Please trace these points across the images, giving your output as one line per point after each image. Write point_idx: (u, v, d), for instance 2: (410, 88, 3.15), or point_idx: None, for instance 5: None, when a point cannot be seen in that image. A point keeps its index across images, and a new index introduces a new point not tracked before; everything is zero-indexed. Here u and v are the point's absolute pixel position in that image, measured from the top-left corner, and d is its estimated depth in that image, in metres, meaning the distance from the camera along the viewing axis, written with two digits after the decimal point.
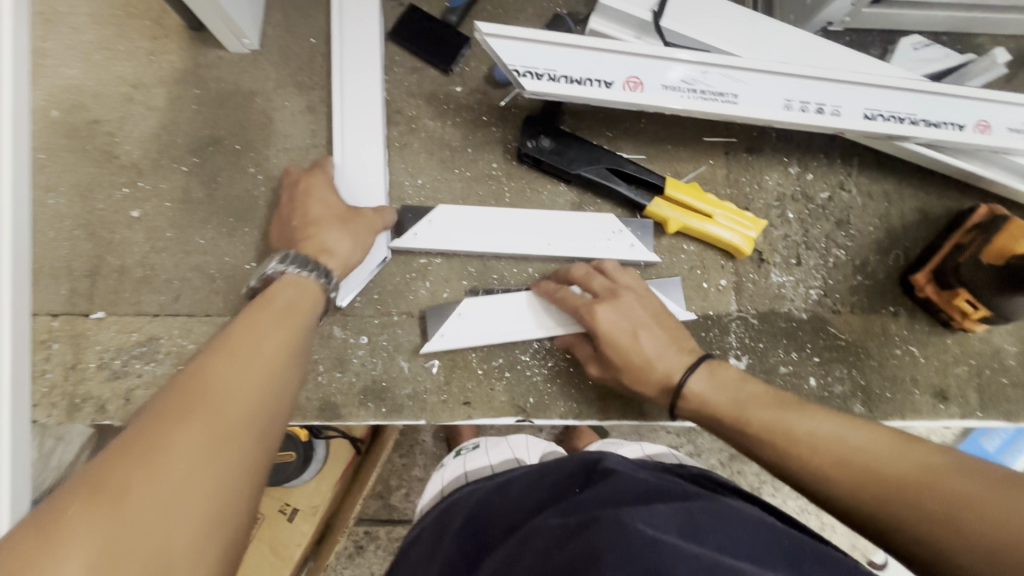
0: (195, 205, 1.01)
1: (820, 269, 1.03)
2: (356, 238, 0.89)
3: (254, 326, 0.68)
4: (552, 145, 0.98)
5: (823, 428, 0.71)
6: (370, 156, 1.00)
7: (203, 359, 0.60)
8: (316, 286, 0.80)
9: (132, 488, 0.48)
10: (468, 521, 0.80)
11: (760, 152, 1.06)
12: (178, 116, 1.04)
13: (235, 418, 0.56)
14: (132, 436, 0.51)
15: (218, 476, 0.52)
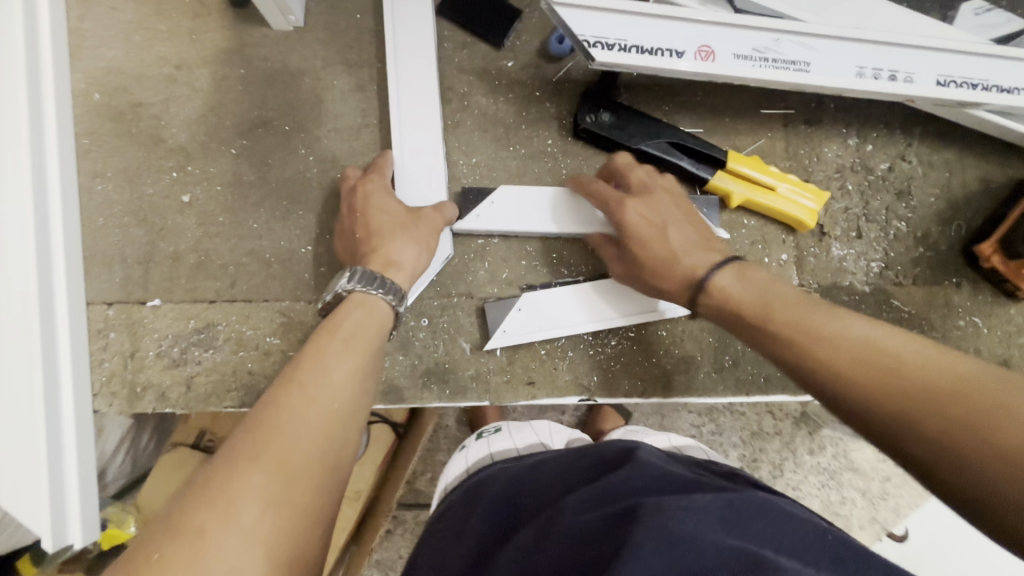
0: (247, 188, 0.99)
1: (882, 241, 1.01)
2: (419, 244, 0.86)
3: (322, 355, 0.70)
4: (612, 119, 0.97)
5: (855, 330, 0.66)
6: (428, 135, 0.97)
7: (276, 396, 0.65)
8: (382, 306, 0.79)
9: (215, 520, 0.54)
10: (494, 502, 0.79)
11: (819, 123, 1.04)
12: (225, 98, 1.01)
13: (303, 458, 0.61)
14: (209, 475, 0.58)
15: (286, 515, 0.57)
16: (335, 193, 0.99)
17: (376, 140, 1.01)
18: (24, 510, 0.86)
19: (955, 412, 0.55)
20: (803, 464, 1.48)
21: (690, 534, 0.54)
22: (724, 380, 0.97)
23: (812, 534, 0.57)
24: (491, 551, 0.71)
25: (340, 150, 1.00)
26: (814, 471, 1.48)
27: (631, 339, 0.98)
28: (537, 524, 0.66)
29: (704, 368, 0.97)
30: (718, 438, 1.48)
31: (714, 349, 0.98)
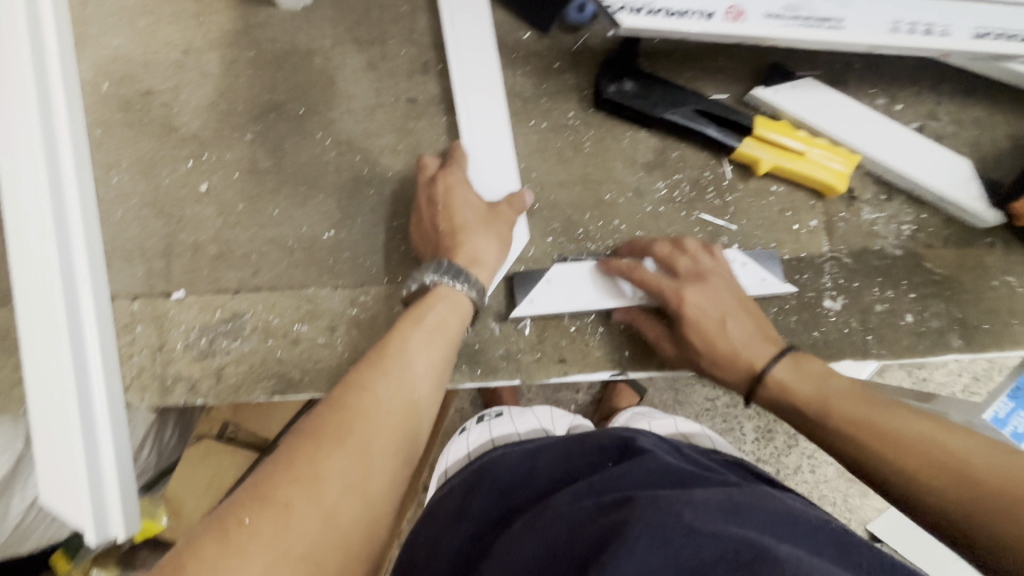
0: (264, 174, 0.97)
1: (912, 203, 1.00)
2: (495, 238, 0.87)
3: (407, 345, 0.73)
4: (635, 88, 0.95)
5: (920, 425, 0.74)
6: (494, 118, 0.96)
7: (362, 378, 0.68)
8: (466, 303, 0.81)
9: (300, 495, 0.58)
10: (494, 487, 0.81)
11: (846, 84, 1.01)
12: (236, 82, 0.98)
13: (382, 447, 0.64)
14: (298, 450, 0.61)
15: (359, 498, 0.61)
16: (354, 176, 0.97)
17: (392, 119, 0.98)
18: (65, 506, 0.86)
19: None
20: None
21: (688, 525, 0.54)
22: None
23: (810, 531, 0.58)
24: (488, 541, 0.73)
25: (356, 131, 0.98)
26: None
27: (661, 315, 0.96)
28: (534, 513, 0.67)
29: None
30: (733, 409, 1.49)
31: None
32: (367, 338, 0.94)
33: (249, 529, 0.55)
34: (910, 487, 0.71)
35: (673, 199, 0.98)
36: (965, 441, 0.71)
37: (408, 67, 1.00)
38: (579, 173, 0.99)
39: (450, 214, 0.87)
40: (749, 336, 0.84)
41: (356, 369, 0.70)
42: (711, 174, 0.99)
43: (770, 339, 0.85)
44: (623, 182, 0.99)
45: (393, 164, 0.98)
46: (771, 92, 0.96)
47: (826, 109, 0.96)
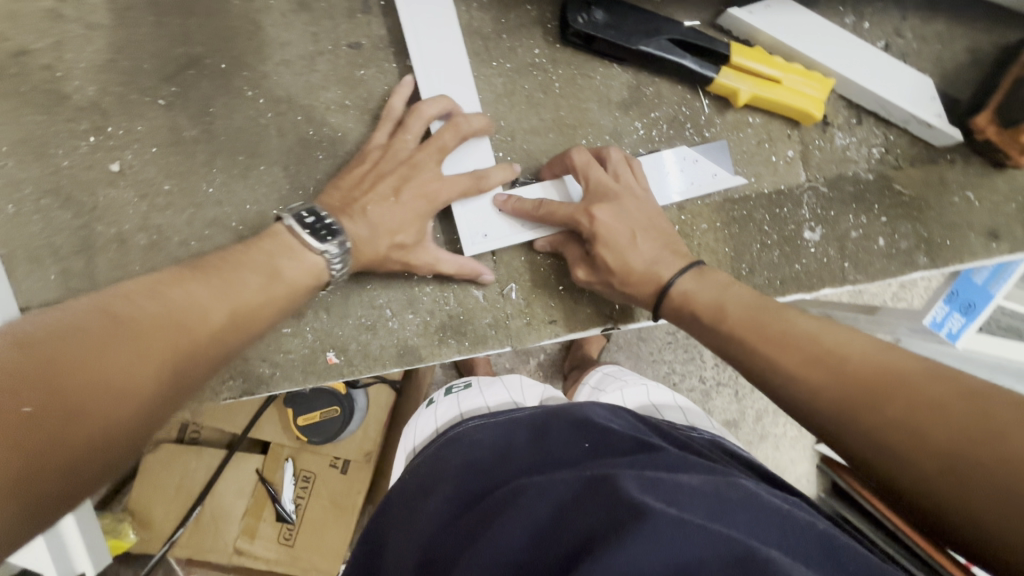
0: (190, 145, 0.82)
1: (881, 125, 0.99)
2: (390, 230, 0.79)
3: (285, 247, 0.73)
4: (607, 17, 0.85)
5: (805, 325, 0.66)
6: (453, 59, 0.84)
7: (202, 275, 0.66)
8: (317, 261, 0.74)
9: (154, 340, 0.57)
10: (460, 470, 0.75)
11: (816, 4, 0.97)
12: (134, 34, 0.81)
13: (241, 326, 0.66)
14: (117, 305, 0.58)
15: (202, 368, 0.61)
16: (299, 139, 0.84)
17: (335, 70, 0.85)
18: None
19: (885, 403, 0.55)
20: None
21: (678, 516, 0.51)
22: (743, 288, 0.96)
23: (805, 529, 0.54)
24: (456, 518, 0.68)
25: (295, 86, 0.84)
26: None
27: None
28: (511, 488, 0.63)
29: None
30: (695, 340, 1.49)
31: (731, 259, 0.95)
32: (341, 322, 0.86)
33: (91, 350, 0.52)
34: (777, 387, 0.64)
35: (652, 139, 0.93)
36: (846, 335, 0.63)
37: (345, 6, 0.85)
38: (552, 118, 0.91)
39: (373, 179, 0.79)
40: (660, 250, 0.80)
41: (223, 253, 0.71)
42: (688, 109, 0.93)
43: (669, 250, 0.81)
44: (599, 124, 0.91)
45: (343, 122, 0.85)
46: (746, 13, 0.91)
47: (800, 29, 0.92)
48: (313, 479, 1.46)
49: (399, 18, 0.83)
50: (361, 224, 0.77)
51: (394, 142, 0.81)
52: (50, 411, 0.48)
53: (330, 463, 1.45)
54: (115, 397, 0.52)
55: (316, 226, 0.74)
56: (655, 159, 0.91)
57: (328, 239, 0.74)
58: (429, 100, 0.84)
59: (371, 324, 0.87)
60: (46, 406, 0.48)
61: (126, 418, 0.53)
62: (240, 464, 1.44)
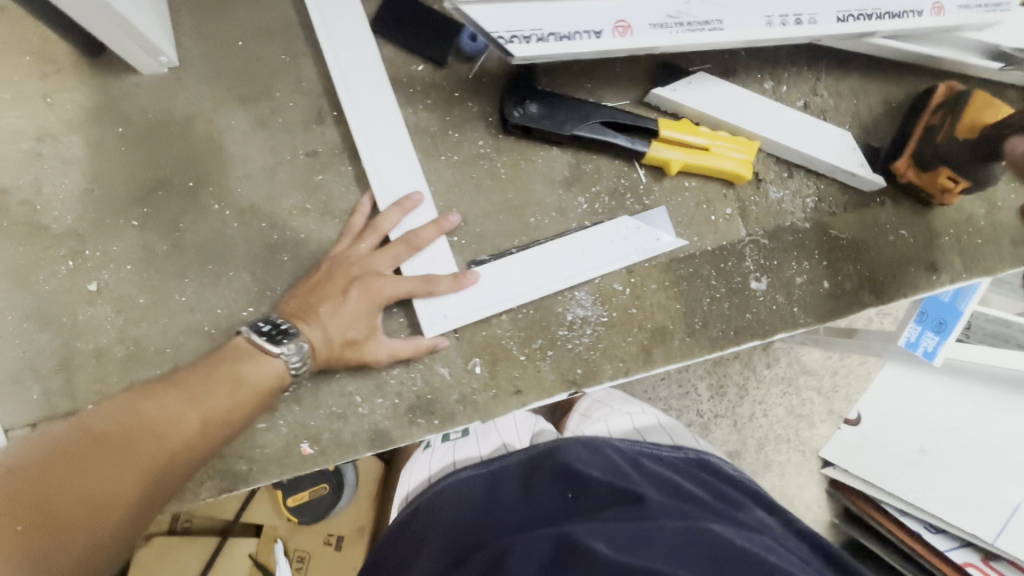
0: (162, 260, 0.88)
1: (812, 176, 1.06)
2: (342, 328, 0.82)
3: (248, 355, 0.79)
4: (540, 109, 0.93)
5: None
6: (402, 158, 0.91)
7: (178, 386, 0.74)
8: (277, 364, 0.79)
9: (128, 460, 0.66)
10: (451, 524, 0.80)
11: (735, 73, 1.06)
12: (107, 163, 0.88)
13: (211, 433, 0.74)
14: (105, 428, 0.68)
15: (177, 477, 0.71)
16: (264, 244, 0.91)
17: (294, 177, 0.92)
18: None
19: None
20: (763, 378, 1.52)
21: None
22: (698, 341, 1.00)
23: None
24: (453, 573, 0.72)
25: (257, 196, 0.91)
26: (774, 381, 1.53)
27: (606, 324, 0.98)
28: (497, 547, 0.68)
29: (678, 334, 1.00)
30: (685, 374, 1.49)
31: (683, 315, 1.00)
32: (313, 413, 0.89)
33: (79, 476, 0.63)
34: None
35: (596, 212, 0.99)
36: None
37: (301, 119, 0.93)
38: (500, 201, 0.97)
39: (325, 282, 0.84)
40: None
41: (192, 363, 0.77)
42: (627, 181, 1.00)
43: None
44: (545, 202, 0.98)
45: (305, 224, 0.92)
46: (669, 91, 0.99)
47: (721, 100, 1.00)
48: (307, 558, 1.46)
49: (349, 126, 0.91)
50: (315, 327, 0.81)
51: (348, 250, 0.87)
52: (44, 533, 0.58)
53: (324, 540, 1.46)
54: (99, 512, 0.62)
55: (273, 332, 0.80)
56: (603, 226, 0.97)
57: (283, 342, 0.79)
58: (381, 198, 0.90)
59: (342, 412, 0.90)
60: (38, 531, 0.58)
61: (109, 527, 0.63)
62: (232, 550, 1.44)
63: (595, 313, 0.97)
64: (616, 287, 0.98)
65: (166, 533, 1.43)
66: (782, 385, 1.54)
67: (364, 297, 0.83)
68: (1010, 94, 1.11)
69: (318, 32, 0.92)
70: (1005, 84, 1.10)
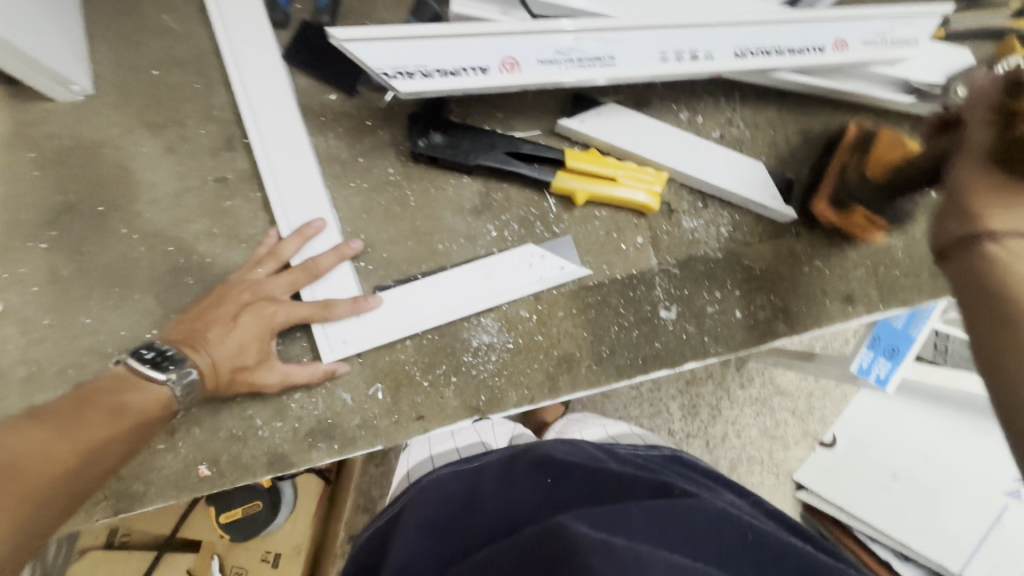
0: (67, 282, 0.90)
1: (727, 207, 1.07)
2: (231, 353, 0.83)
3: (131, 384, 0.80)
4: (443, 138, 0.95)
5: None
6: (307, 184, 0.93)
7: (37, 423, 0.70)
8: (162, 390, 0.80)
9: (5, 490, 0.60)
10: (433, 515, 0.82)
11: (650, 104, 1.07)
12: (16, 187, 0.90)
13: (89, 462, 0.71)
14: None
15: (52, 511, 0.65)
16: (169, 268, 0.92)
17: (201, 203, 0.94)
18: None
19: None
20: (737, 398, 1.51)
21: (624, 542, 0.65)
22: (605, 369, 1.00)
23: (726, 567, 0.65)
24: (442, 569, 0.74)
25: (164, 221, 0.92)
26: (747, 402, 1.51)
27: (512, 351, 0.98)
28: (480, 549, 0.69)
29: (586, 361, 1.00)
30: (657, 394, 1.49)
31: (591, 342, 1.00)
32: (211, 436, 0.90)
33: None
34: None
35: (505, 239, 1.00)
36: None
37: (210, 146, 0.95)
38: (409, 228, 0.99)
39: (217, 307, 0.85)
40: None
41: (60, 400, 0.75)
42: (537, 209, 1.01)
43: None
44: (454, 229, 1.00)
45: (211, 249, 0.94)
46: (577, 121, 1.01)
47: (629, 131, 1.02)
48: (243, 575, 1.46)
49: (256, 153, 0.93)
50: (203, 354, 0.82)
51: (244, 276, 0.89)
52: None
53: (261, 556, 1.46)
54: None
55: (157, 359, 0.80)
56: (508, 253, 0.98)
57: (167, 368, 0.79)
58: (283, 224, 0.92)
59: (241, 435, 0.91)
60: None
61: None
62: (167, 566, 1.44)
63: (500, 339, 0.98)
64: (522, 313, 0.99)
65: (103, 547, 1.44)
66: (755, 407, 1.52)
67: (256, 323, 0.85)
68: None
69: (228, 64, 0.95)
70: None
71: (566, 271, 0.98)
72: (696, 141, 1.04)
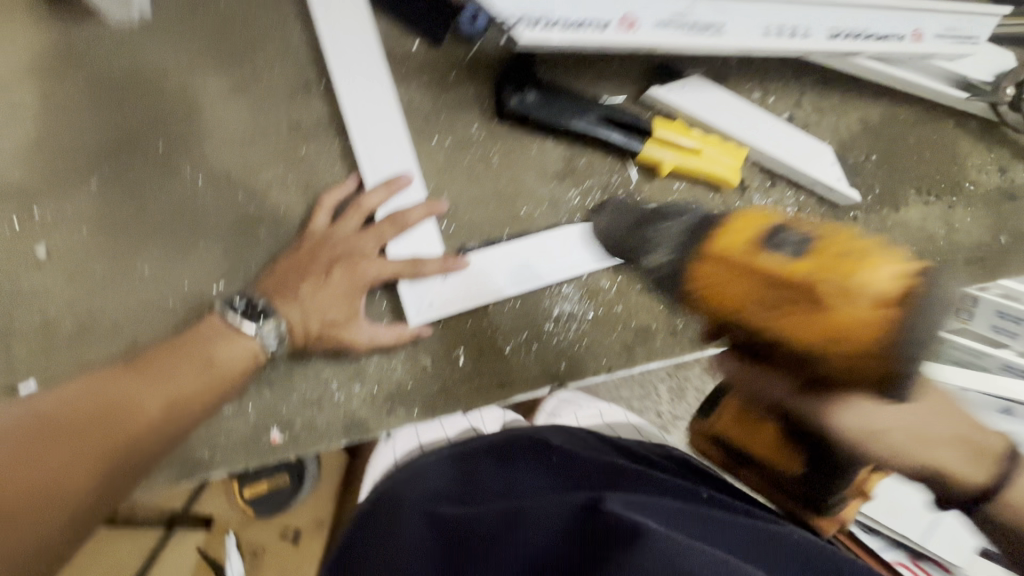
0: (124, 226, 0.81)
1: (794, 187, 1.09)
2: (321, 309, 0.79)
3: (221, 335, 0.75)
4: (538, 98, 0.92)
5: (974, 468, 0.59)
6: (393, 134, 0.87)
7: (129, 373, 0.70)
8: (251, 344, 0.76)
9: (88, 441, 0.64)
10: (418, 502, 0.76)
11: (728, 80, 1.07)
12: (64, 116, 0.80)
13: (176, 416, 0.70)
14: (64, 411, 0.65)
15: (132, 467, 0.67)
16: (239, 216, 0.85)
17: (275, 148, 0.87)
18: None
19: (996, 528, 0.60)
20: None
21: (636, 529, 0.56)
22: (679, 341, 1.01)
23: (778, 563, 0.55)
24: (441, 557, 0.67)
25: (235, 165, 0.85)
26: None
27: (591, 320, 0.97)
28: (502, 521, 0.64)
29: (661, 335, 0.99)
30: None
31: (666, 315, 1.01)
32: (284, 399, 0.85)
33: (27, 459, 0.60)
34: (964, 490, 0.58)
35: (587, 206, 0.98)
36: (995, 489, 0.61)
37: (284, 86, 0.87)
38: (492, 189, 0.95)
39: (309, 260, 0.79)
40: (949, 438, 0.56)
41: (166, 342, 0.75)
42: (619, 178, 1.00)
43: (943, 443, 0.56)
44: (537, 193, 0.97)
45: (284, 198, 0.86)
46: (665, 91, 1.00)
47: (711, 105, 1.02)
48: (261, 551, 1.39)
49: (339, 98, 0.87)
50: (294, 307, 0.78)
51: (329, 229, 0.82)
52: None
53: (281, 532, 1.39)
54: (45, 496, 0.60)
55: (249, 311, 0.77)
56: (597, 220, 0.96)
57: (259, 321, 0.76)
58: (370, 176, 0.86)
59: (315, 399, 0.86)
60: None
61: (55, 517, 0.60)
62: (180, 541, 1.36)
63: (581, 308, 0.97)
64: (602, 283, 0.98)
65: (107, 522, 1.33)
66: None
67: (350, 279, 0.80)
68: (971, 123, 1.18)
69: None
70: (969, 113, 1.18)
71: None
72: (773, 121, 1.06)
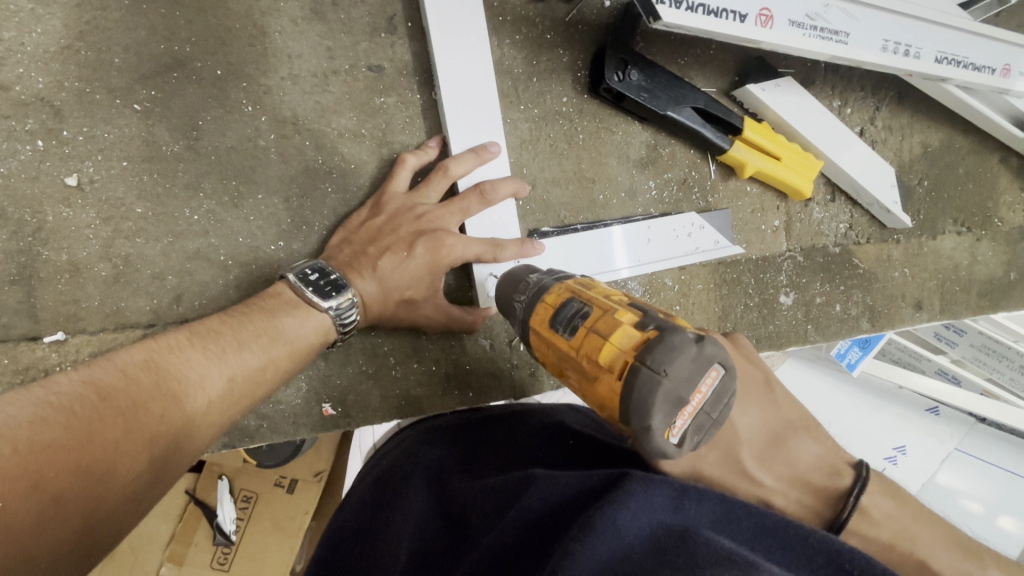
0: (170, 162, 0.70)
1: (850, 204, 1.10)
2: (397, 284, 0.73)
3: (286, 307, 0.67)
4: (642, 79, 0.84)
5: (833, 477, 0.61)
6: (483, 97, 0.79)
7: (182, 342, 0.59)
8: (324, 320, 0.68)
9: (147, 421, 0.52)
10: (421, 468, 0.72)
11: (813, 85, 1.04)
12: (103, 18, 0.67)
13: (241, 393, 0.61)
14: (114, 383, 0.52)
15: (192, 452, 0.56)
16: (304, 167, 0.75)
17: (350, 92, 0.76)
18: None
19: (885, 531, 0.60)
20: None
21: (681, 529, 0.45)
22: None
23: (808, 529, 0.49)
24: (449, 518, 0.62)
25: (303, 107, 0.74)
26: None
27: None
28: (517, 480, 0.58)
29: None
30: None
31: (717, 318, 1.01)
32: (340, 370, 0.80)
33: (79, 436, 0.46)
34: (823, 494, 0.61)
35: (662, 201, 0.94)
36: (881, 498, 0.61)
37: (367, 22, 0.76)
38: (573, 169, 0.89)
39: (390, 230, 0.73)
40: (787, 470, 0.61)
41: (221, 315, 0.65)
42: (697, 174, 0.96)
43: (781, 470, 0.61)
44: (616, 180, 0.92)
45: (356, 153, 0.77)
46: (759, 89, 0.95)
47: (801, 109, 0.98)
48: (254, 499, 1.34)
49: (429, 44, 0.77)
50: (370, 280, 0.71)
51: (408, 197, 0.75)
52: (34, 502, 0.42)
53: (276, 481, 1.34)
54: (102, 478, 0.47)
55: (320, 283, 0.69)
56: (674, 217, 0.93)
57: (334, 295, 0.68)
58: (454, 139, 0.78)
59: (371, 372, 0.82)
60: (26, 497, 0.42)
61: (112, 507, 0.47)
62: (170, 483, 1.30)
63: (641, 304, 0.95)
64: (666, 282, 0.96)
65: None
66: None
67: (430, 258, 0.73)
68: (1011, 161, 1.22)
69: None
70: (1011, 151, 1.21)
71: (719, 244, 0.96)
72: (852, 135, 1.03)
